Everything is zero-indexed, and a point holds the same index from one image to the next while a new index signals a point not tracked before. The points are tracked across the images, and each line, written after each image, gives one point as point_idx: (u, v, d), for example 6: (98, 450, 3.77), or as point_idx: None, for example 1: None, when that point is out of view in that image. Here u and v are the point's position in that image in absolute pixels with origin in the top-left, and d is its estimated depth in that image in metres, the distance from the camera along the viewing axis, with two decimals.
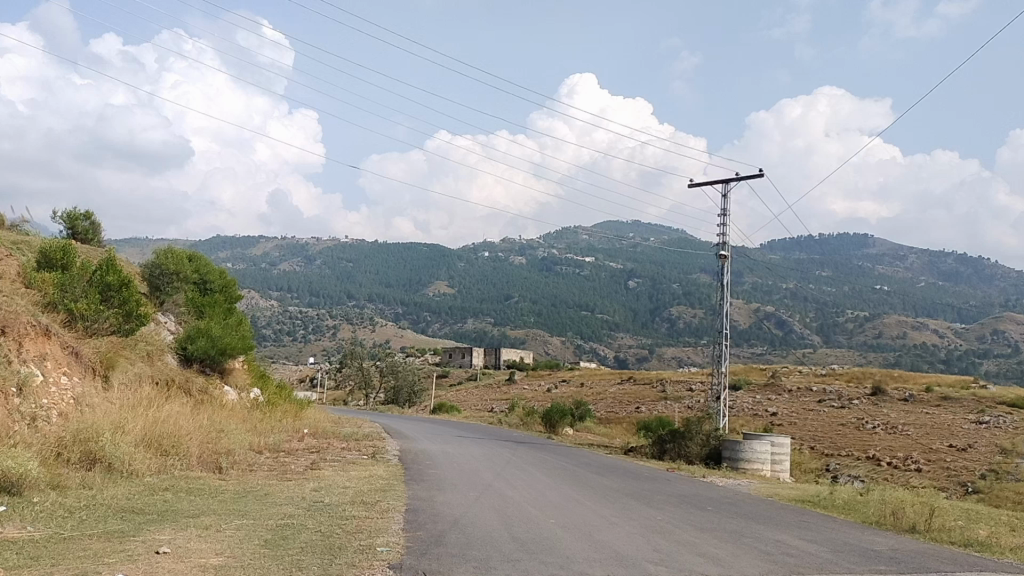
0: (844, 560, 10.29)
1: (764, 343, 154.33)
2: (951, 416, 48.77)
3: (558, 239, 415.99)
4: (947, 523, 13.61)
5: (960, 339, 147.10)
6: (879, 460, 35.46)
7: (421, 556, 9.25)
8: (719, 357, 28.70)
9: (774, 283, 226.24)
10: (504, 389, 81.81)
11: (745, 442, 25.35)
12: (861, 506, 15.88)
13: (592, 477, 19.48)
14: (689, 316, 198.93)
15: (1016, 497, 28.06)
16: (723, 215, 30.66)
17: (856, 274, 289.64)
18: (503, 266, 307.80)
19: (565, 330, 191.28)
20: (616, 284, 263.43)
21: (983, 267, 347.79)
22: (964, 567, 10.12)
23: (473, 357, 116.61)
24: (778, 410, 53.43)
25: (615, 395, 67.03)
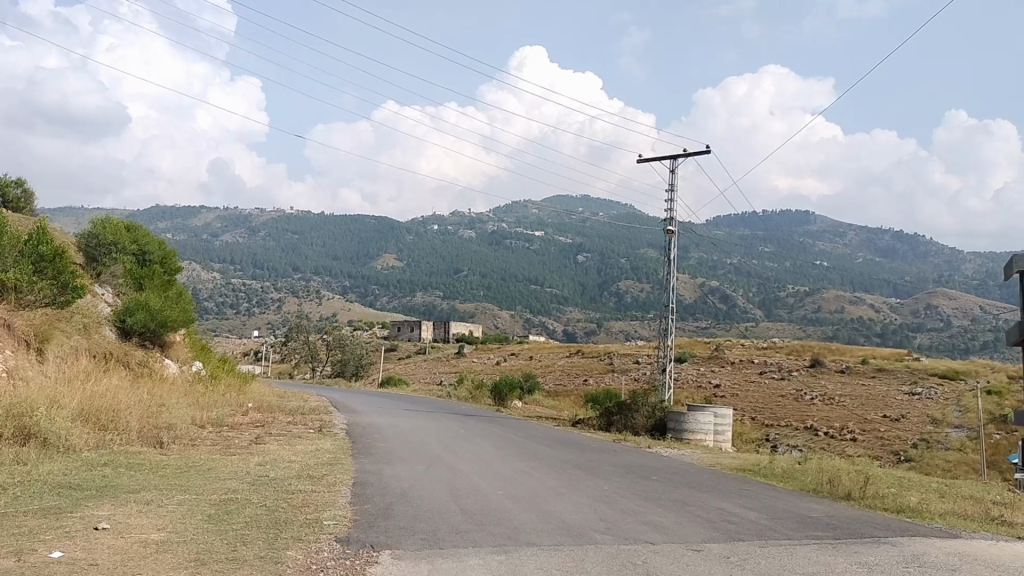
0: (782, 526, 10.58)
1: (709, 317, 157.23)
2: (886, 387, 50.51)
3: (508, 212, 415.88)
4: (880, 490, 14.08)
5: (895, 313, 151.97)
6: (816, 430, 36.43)
7: (368, 529, 9.25)
8: (665, 331, 29.06)
9: (718, 258, 230.08)
10: (453, 362, 82.04)
11: (690, 413, 25.79)
12: (799, 474, 16.30)
13: (541, 448, 19.64)
14: (636, 291, 201.35)
15: (946, 466, 29.16)
16: (671, 190, 30.99)
17: (798, 249, 296.02)
18: (451, 239, 307.11)
19: (514, 304, 191.95)
20: (564, 258, 265.06)
21: (919, 244, 358.49)
22: (898, 532, 10.49)
23: (422, 331, 116.50)
24: (721, 382, 54.66)
25: (562, 368, 67.82)
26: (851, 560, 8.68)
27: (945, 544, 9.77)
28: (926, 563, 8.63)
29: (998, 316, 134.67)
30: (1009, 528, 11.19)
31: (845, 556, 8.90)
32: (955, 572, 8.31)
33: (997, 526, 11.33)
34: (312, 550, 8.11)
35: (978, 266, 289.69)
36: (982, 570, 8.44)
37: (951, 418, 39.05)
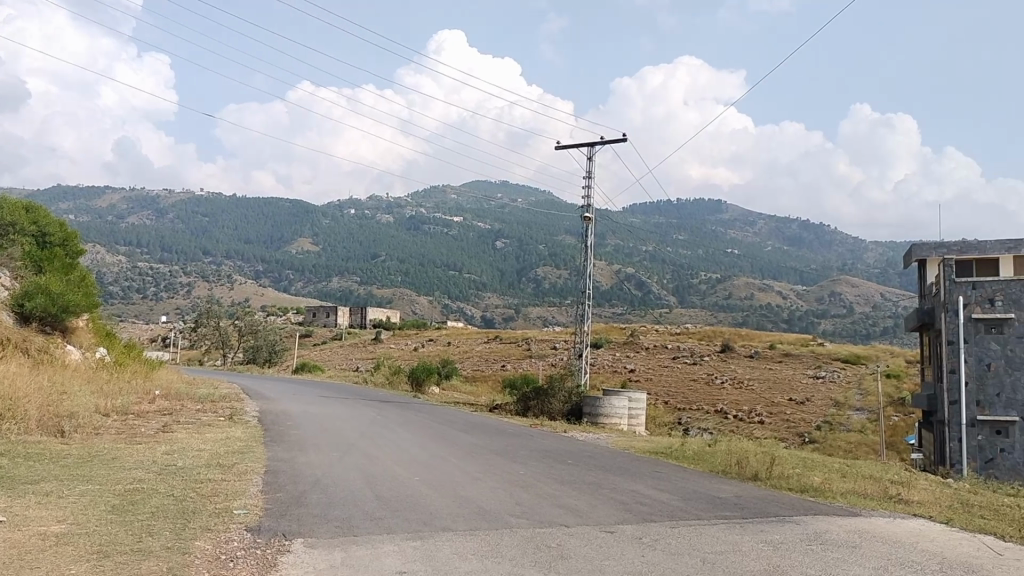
0: (692, 507, 10.88)
1: (625, 303, 159.89)
2: (792, 371, 52.50)
3: (426, 198, 412.91)
4: (784, 470, 14.65)
5: (800, 300, 157.84)
6: (726, 413, 37.59)
7: (280, 518, 9.08)
8: (582, 317, 29.38)
9: (634, 246, 233.85)
10: (370, 348, 81.28)
11: (604, 398, 26.20)
12: (710, 456, 16.78)
13: (457, 434, 19.64)
14: (554, 277, 203.19)
15: (848, 447, 30.52)
16: (588, 177, 31.32)
17: (710, 237, 303.82)
18: (369, 223, 303.42)
19: (432, 290, 191.15)
20: (483, 244, 265.25)
21: (824, 233, 372.31)
22: (801, 511, 10.93)
23: (338, 317, 114.92)
24: (635, 367, 55.81)
25: (480, 353, 67.88)
26: (758, 539, 8.98)
27: (845, 521, 10.23)
28: (829, 540, 9.01)
29: (896, 303, 141.38)
30: (903, 506, 11.78)
31: (752, 534, 9.21)
32: (854, 547, 8.71)
33: (893, 504, 11.89)
34: (222, 540, 7.90)
35: (878, 255, 302.78)
36: (877, 544, 8.90)
37: (853, 401, 40.85)
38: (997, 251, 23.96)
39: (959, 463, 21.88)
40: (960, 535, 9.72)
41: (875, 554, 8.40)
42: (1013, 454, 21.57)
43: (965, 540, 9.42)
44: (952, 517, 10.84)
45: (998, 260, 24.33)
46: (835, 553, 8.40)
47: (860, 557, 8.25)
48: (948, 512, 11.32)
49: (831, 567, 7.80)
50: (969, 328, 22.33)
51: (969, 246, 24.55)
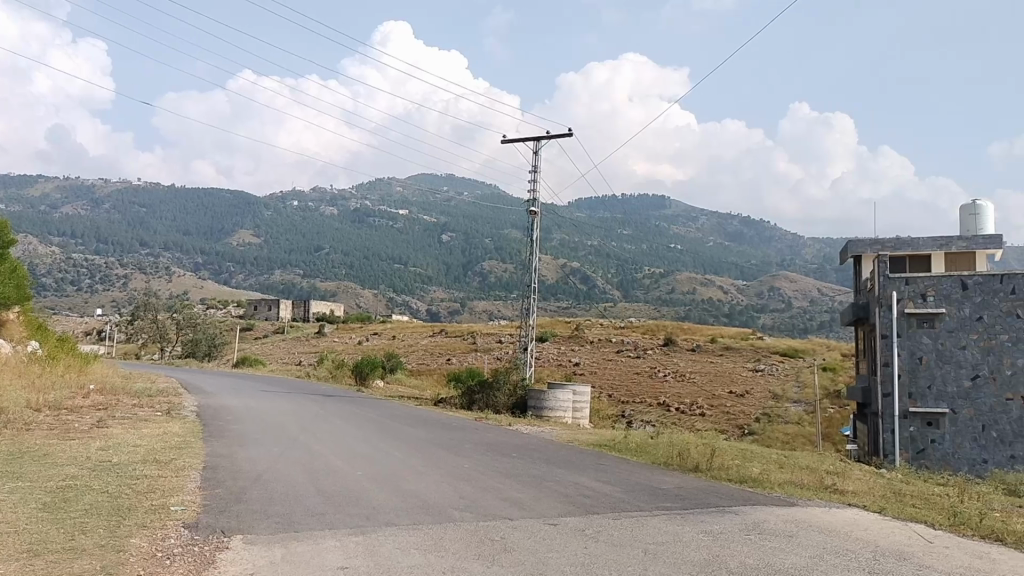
0: (635, 499, 11.00)
1: (570, 297, 160.59)
2: (732, 364, 53.45)
3: (371, 190, 409.33)
4: (724, 462, 14.92)
5: (741, 294, 160.67)
6: (668, 406, 38.09)
7: (219, 514, 8.91)
8: (527, 310, 29.45)
9: (579, 240, 235.06)
10: (313, 342, 80.23)
11: (549, 392, 26.34)
12: (651, 448, 16.97)
13: (402, 428, 19.52)
14: (499, 271, 203.40)
15: (786, 438, 31.22)
16: (533, 172, 31.36)
17: (654, 232, 307.22)
18: (312, 215, 299.31)
19: (377, 283, 189.38)
20: (429, 237, 263.84)
21: (764, 229, 379.40)
22: (740, 501, 11.15)
23: (280, 310, 113.21)
24: (580, 360, 56.18)
25: (425, 347, 67.44)
26: (699, 529, 9.13)
27: (782, 511, 10.46)
28: (766, 530, 9.21)
29: (832, 298, 144.86)
30: (837, 496, 12.09)
31: (693, 525, 9.34)
32: (792, 536, 8.91)
33: (830, 495, 12.17)
34: (157, 537, 7.71)
35: (816, 252, 309.62)
36: (813, 533, 9.13)
37: (791, 393, 41.77)
38: (929, 249, 24.74)
39: (893, 453, 22.53)
40: (892, 524, 10.02)
41: (812, 543, 8.60)
42: (942, 444, 22.32)
43: (897, 528, 9.73)
44: (884, 506, 11.16)
45: (931, 257, 25.13)
46: (773, 542, 8.59)
47: (795, 546, 8.45)
48: (881, 502, 11.66)
49: (768, 556, 7.96)
50: (903, 322, 23.00)
51: (903, 243, 25.30)
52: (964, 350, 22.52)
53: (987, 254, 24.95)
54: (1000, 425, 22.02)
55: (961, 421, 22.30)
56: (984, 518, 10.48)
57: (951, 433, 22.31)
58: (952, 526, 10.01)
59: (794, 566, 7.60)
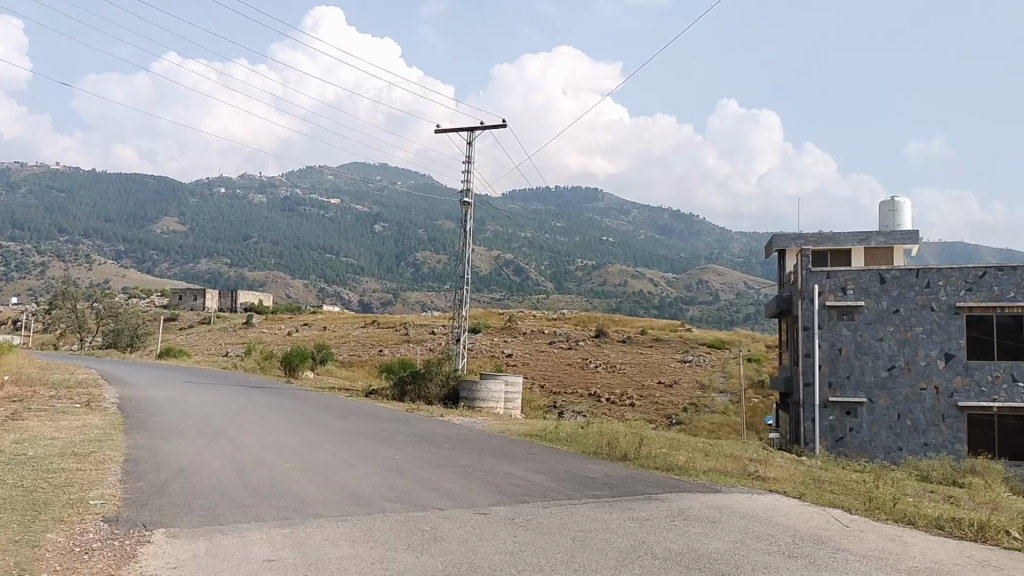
0: (564, 488, 11.13)
1: (503, 289, 161.08)
2: (660, 356, 54.44)
3: (302, 178, 402.64)
4: (652, 450, 15.20)
5: (670, 287, 163.65)
6: (599, 397, 38.62)
7: (141, 509, 8.69)
8: (460, 302, 29.44)
9: (513, 232, 235.81)
10: (241, 333, 78.54)
11: (481, 382, 26.38)
12: (581, 438, 17.20)
13: (331, 419, 19.28)
14: (433, 262, 202.64)
15: (711, 427, 32.02)
16: (468, 162, 31.25)
17: (586, 224, 310.11)
18: (240, 202, 292.88)
19: (307, 274, 186.48)
20: (361, 226, 261.06)
21: (694, 223, 386.72)
22: (665, 488, 11.39)
23: (206, 300, 110.55)
24: (512, 351, 56.48)
25: (357, 338, 66.76)
26: (626, 517, 9.27)
27: (707, 498, 10.71)
28: (691, 516, 9.43)
29: (758, 292, 148.61)
30: (760, 483, 12.43)
31: (620, 512, 9.50)
32: (715, 522, 9.14)
33: (751, 481, 12.55)
34: (75, 532, 7.49)
35: (742, 246, 317.55)
36: (736, 520, 9.37)
37: (717, 383, 42.79)
38: (850, 242, 25.57)
39: (813, 441, 23.34)
40: (811, 509, 10.33)
41: (736, 529, 8.84)
42: (859, 432, 23.24)
43: (816, 513, 10.06)
44: (804, 493, 11.54)
45: (851, 251, 25.98)
46: (697, 527, 8.80)
47: (719, 531, 8.67)
48: (801, 488, 12.06)
49: (692, 542, 8.16)
50: (824, 314, 23.76)
51: (825, 237, 26.07)
52: (881, 341, 23.38)
53: (903, 249, 25.89)
54: (914, 414, 22.94)
55: (877, 410, 23.20)
56: (897, 503, 10.92)
57: (867, 421, 23.23)
58: (867, 511, 10.41)
59: (717, 552, 7.78)
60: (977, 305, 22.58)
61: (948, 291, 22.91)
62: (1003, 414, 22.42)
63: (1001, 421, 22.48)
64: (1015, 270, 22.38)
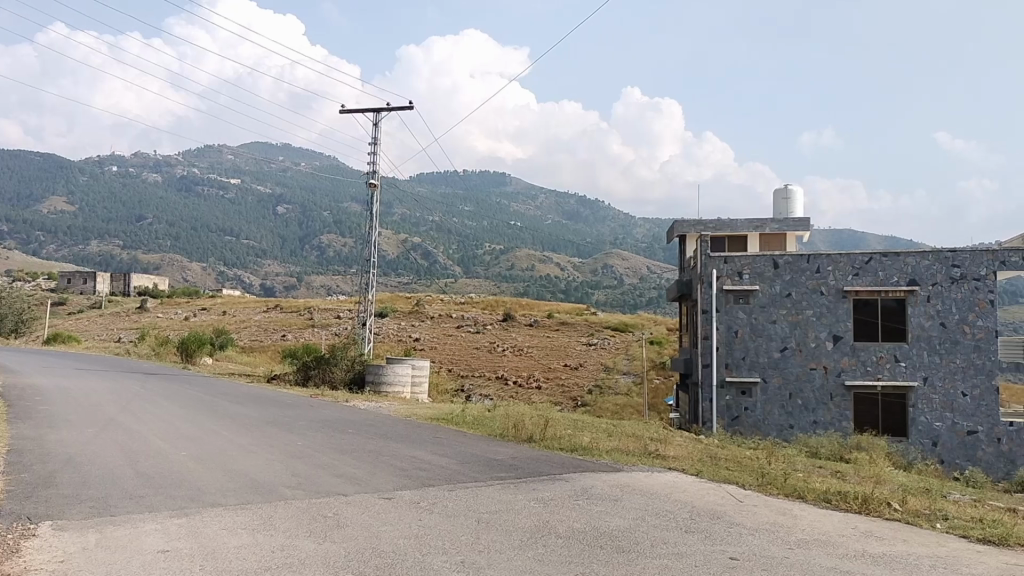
0: (469, 470, 11.17)
1: (410, 272, 159.89)
2: (567, 339, 55.12)
3: (200, 158, 388.44)
4: (558, 432, 15.39)
5: (577, 271, 165.78)
6: (506, 380, 38.86)
7: (25, 501, 8.26)
8: (366, 285, 29.09)
9: (420, 216, 234.01)
10: (135, 317, 75.43)
11: (388, 365, 26.18)
12: (488, 421, 17.27)
13: (230, 406, 18.74)
14: (338, 246, 199.28)
15: (615, 408, 32.69)
16: (374, 144, 30.80)
17: (495, 208, 310.52)
18: (134, 181, 280.45)
19: (206, 256, 180.52)
20: (263, 208, 254.16)
21: (600, 209, 392.58)
22: (570, 468, 11.56)
23: (97, 283, 105.57)
24: (419, 335, 56.16)
25: (260, 323, 65.12)
26: (531, 496, 9.40)
27: (608, 477, 10.98)
28: (593, 495, 9.61)
29: (661, 276, 152.05)
30: (660, 461, 12.78)
31: (524, 493, 9.62)
32: (617, 501, 9.35)
33: (653, 459, 12.91)
34: None
35: (646, 231, 323.88)
36: (637, 496, 9.64)
37: (622, 365, 43.74)
38: (746, 229, 26.45)
39: (711, 420, 24.21)
40: (707, 485, 10.70)
41: (636, 505, 9.08)
42: (754, 411, 24.23)
43: (712, 489, 10.43)
44: (700, 469, 11.97)
45: (746, 237, 26.91)
46: (598, 506, 9.00)
47: (620, 509, 8.87)
48: (697, 465, 12.49)
49: (596, 520, 8.32)
50: (721, 298, 24.59)
51: (723, 224, 26.89)
52: (774, 324, 24.34)
53: (795, 235, 26.95)
54: (804, 393, 24.00)
55: (770, 389, 24.22)
56: (788, 478, 11.42)
57: (761, 401, 24.22)
58: (760, 486, 10.86)
59: (619, 529, 7.98)
60: (863, 290, 23.73)
61: (837, 276, 24.00)
62: (887, 392, 23.66)
63: (885, 400, 23.73)
64: (898, 256, 23.61)
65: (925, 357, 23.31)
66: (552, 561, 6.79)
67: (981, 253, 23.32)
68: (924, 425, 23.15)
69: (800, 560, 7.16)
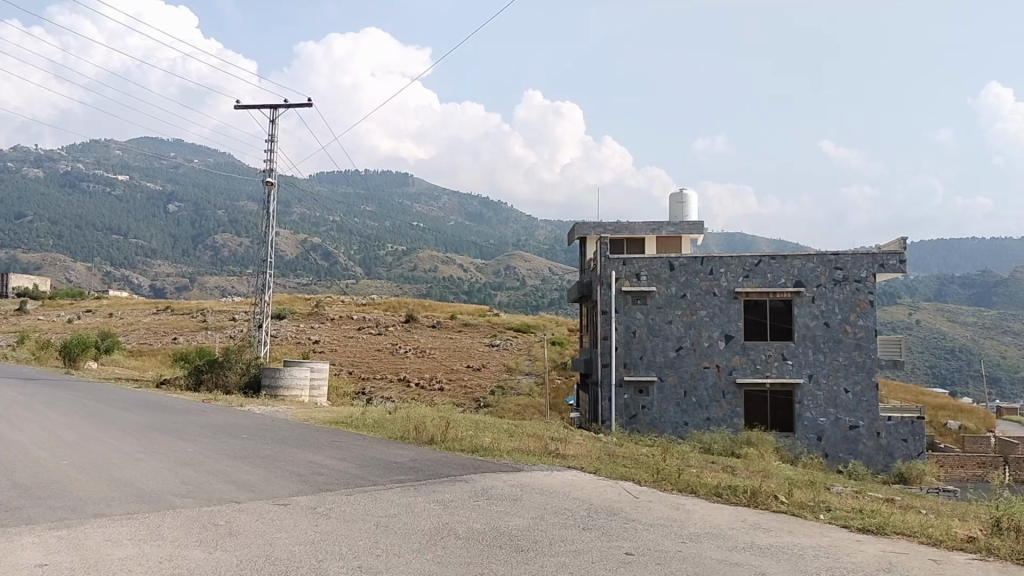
0: (370, 474, 11.02)
1: (310, 273, 156.89)
2: (470, 340, 55.23)
3: (85, 152, 370.11)
4: (458, 434, 15.36)
5: (479, 272, 166.22)
6: (408, 382, 38.56)
7: None
8: (263, 287, 28.32)
9: (320, 216, 229.96)
10: (12, 320, 71.13)
11: (285, 369, 25.57)
12: (389, 423, 17.09)
13: (116, 413, 17.90)
14: (233, 245, 193.71)
15: (517, 409, 32.88)
16: (270, 141, 30.06)
17: (397, 209, 308.03)
18: (11, 176, 264.69)
19: (91, 256, 172.28)
20: (153, 206, 244.33)
21: (502, 211, 395.18)
22: (469, 470, 11.56)
23: None
24: (319, 337, 55.09)
25: (150, 325, 62.62)
26: (430, 499, 9.34)
27: (509, 477, 11.04)
28: (494, 496, 9.63)
29: (562, 277, 154.45)
30: (560, 460, 12.91)
31: (424, 496, 9.55)
32: (517, 500, 9.40)
33: (552, 459, 13.04)
34: None
35: (547, 233, 327.64)
36: (536, 496, 9.74)
37: (524, 366, 44.17)
38: (643, 232, 27.09)
39: (610, 418, 24.72)
40: (604, 483, 10.89)
41: (536, 505, 9.15)
42: (651, 410, 24.87)
43: (610, 487, 10.64)
44: (598, 467, 12.19)
45: (644, 239, 27.55)
46: (500, 506, 9.03)
47: (520, 509, 8.94)
48: (597, 463, 12.68)
49: (495, 520, 8.35)
50: (620, 299, 25.16)
51: (621, 227, 27.45)
52: (670, 324, 25.02)
53: (690, 238, 27.75)
54: (698, 391, 24.76)
55: (666, 388, 24.87)
56: (680, 474, 11.77)
57: (658, 399, 24.87)
58: (655, 482, 11.14)
59: (518, 528, 8.03)
60: (753, 291, 24.66)
61: (728, 277, 24.83)
62: (775, 389, 24.64)
63: (773, 397, 24.72)
64: (785, 258, 24.61)
65: (811, 355, 24.39)
66: (451, 563, 6.78)
67: (862, 256, 24.54)
68: (810, 421, 24.23)
69: (692, 553, 7.37)
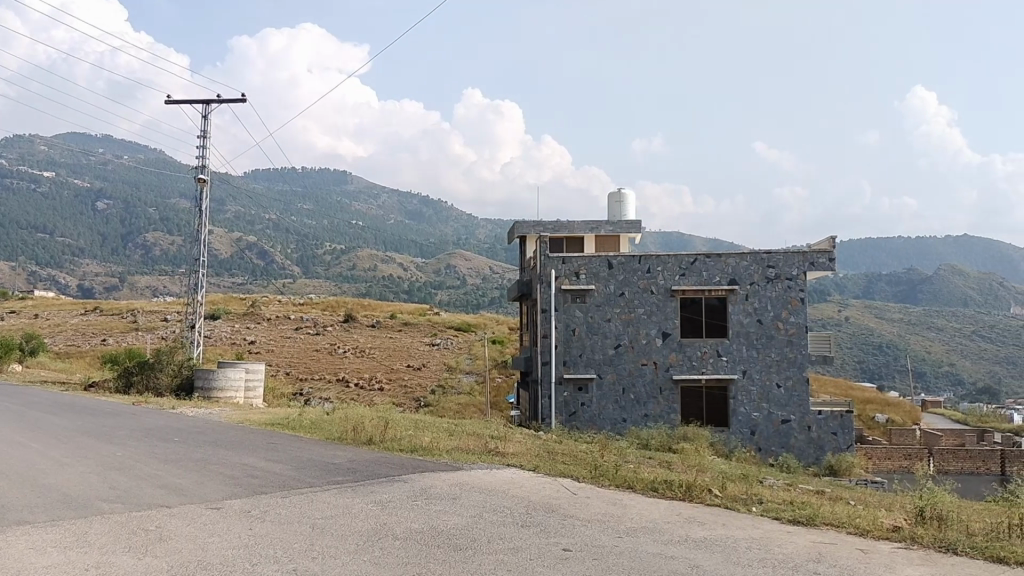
0: (306, 475, 10.90)
1: (245, 272, 153.97)
2: (410, 339, 54.89)
3: (8, 148, 356.32)
4: (397, 433, 15.24)
5: (419, 271, 165.41)
6: (347, 382, 38.15)
7: None
8: (196, 287, 27.66)
9: (255, 214, 225.55)
10: None
11: (219, 370, 25.05)
12: (326, 424, 16.86)
13: (42, 417, 17.30)
14: (165, 245, 188.81)
15: (456, 408, 32.80)
16: (203, 137, 29.42)
17: (336, 207, 304.49)
18: None
19: (14, 256, 166.02)
20: (80, 202, 236.61)
21: (442, 210, 394.21)
22: (408, 469, 11.50)
23: None
24: (256, 338, 54.13)
25: (77, 326, 60.64)
26: (368, 500, 9.26)
27: (447, 476, 11.02)
28: (431, 495, 9.59)
29: (502, 276, 154.68)
30: (499, 459, 12.92)
31: (362, 496, 9.46)
32: (455, 499, 9.41)
33: (492, 457, 13.07)
34: None
35: (487, 232, 327.83)
36: (475, 494, 9.74)
37: (464, 365, 44.12)
38: (582, 231, 27.30)
39: (549, 416, 24.82)
40: (543, 480, 10.96)
41: (474, 504, 9.16)
42: (590, 407, 25.09)
43: (548, 484, 10.70)
44: (537, 464, 12.26)
45: (582, 238, 27.77)
46: (438, 505, 9.01)
47: (459, 507, 8.92)
48: (535, 460, 12.79)
49: (433, 520, 8.33)
50: (559, 297, 25.31)
51: (561, 226, 27.61)
52: (609, 322, 25.28)
53: (627, 237, 28.05)
54: (636, 387, 25.07)
55: (605, 385, 25.12)
56: (618, 469, 11.90)
57: (597, 397, 25.10)
58: (592, 478, 11.28)
59: (455, 527, 8.02)
60: (689, 289, 25.06)
61: (665, 276, 25.19)
62: (711, 385, 25.09)
63: (708, 393, 25.17)
64: (719, 257, 25.07)
65: (744, 351, 24.92)
66: (387, 563, 6.73)
67: (793, 255, 25.15)
68: (744, 416, 24.75)
69: (629, 548, 7.46)
